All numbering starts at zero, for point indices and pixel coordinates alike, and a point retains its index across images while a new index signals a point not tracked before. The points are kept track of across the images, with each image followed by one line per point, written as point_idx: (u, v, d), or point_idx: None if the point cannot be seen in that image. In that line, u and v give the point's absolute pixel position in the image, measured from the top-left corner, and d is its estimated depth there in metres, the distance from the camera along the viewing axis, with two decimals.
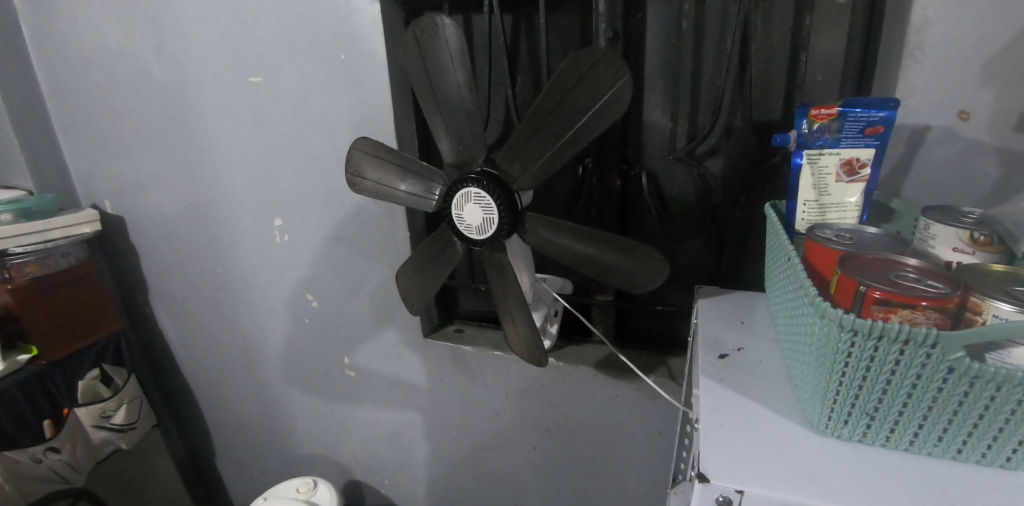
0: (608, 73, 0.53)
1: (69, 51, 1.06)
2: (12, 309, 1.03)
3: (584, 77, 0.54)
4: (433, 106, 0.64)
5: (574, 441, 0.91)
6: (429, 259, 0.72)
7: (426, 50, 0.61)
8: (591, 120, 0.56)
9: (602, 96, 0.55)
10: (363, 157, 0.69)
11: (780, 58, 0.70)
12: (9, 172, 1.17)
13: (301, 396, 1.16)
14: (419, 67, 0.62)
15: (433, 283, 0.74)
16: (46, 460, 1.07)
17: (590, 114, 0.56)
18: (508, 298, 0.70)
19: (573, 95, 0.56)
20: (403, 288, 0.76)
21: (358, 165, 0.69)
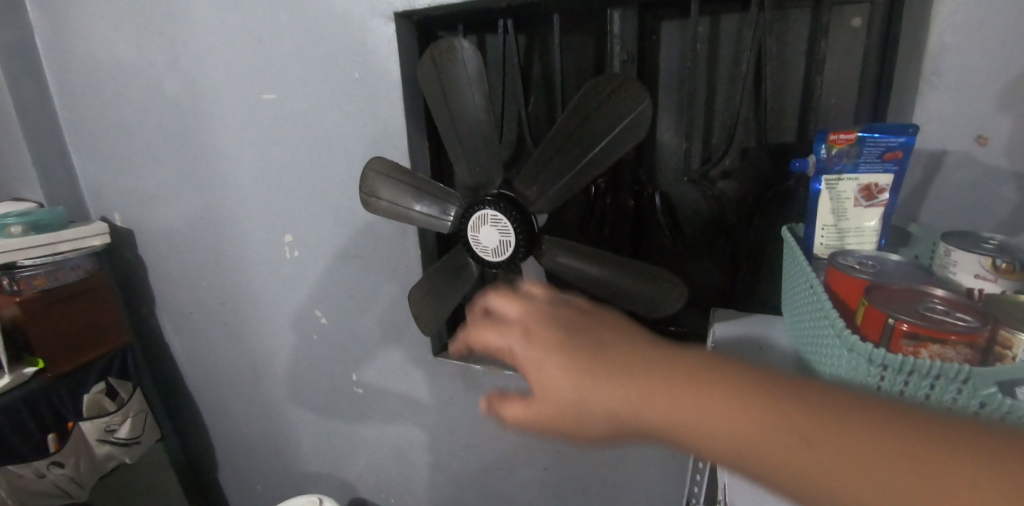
0: (628, 99, 0.53)
1: (82, 66, 1.07)
2: (20, 322, 1.03)
3: (604, 102, 0.55)
4: (450, 130, 0.64)
5: (585, 462, 0.90)
6: (443, 280, 0.72)
7: (445, 73, 0.61)
8: (610, 145, 0.56)
9: (621, 121, 0.55)
10: (378, 177, 0.69)
11: (793, 82, 0.71)
12: (21, 184, 1.18)
13: (307, 412, 1.15)
14: (436, 90, 0.62)
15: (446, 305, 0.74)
16: (49, 475, 1.06)
17: (609, 139, 0.56)
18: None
19: (593, 119, 0.56)
20: (415, 309, 0.75)
21: (372, 186, 0.69)
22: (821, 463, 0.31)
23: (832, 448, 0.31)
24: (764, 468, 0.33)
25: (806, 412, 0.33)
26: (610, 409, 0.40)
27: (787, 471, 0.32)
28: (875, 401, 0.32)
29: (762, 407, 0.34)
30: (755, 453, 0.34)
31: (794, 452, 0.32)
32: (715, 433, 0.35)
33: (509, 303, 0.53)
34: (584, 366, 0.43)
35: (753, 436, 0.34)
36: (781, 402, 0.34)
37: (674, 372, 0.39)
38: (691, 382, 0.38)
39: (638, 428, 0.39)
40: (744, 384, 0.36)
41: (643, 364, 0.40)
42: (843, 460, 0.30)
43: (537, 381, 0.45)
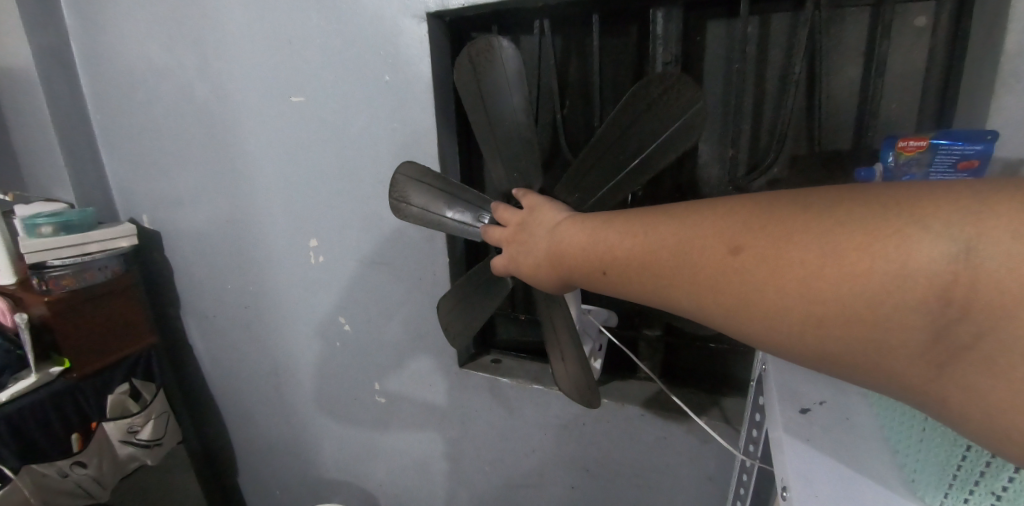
0: (680, 99, 0.50)
1: (114, 68, 1.08)
2: (49, 322, 1.03)
3: (653, 103, 0.51)
4: (487, 133, 0.61)
5: (616, 483, 0.86)
6: (475, 289, 0.69)
7: (482, 72, 0.58)
8: (659, 149, 0.53)
9: (671, 124, 0.51)
10: (409, 182, 0.66)
11: (850, 85, 0.66)
12: (55, 185, 1.20)
13: (329, 419, 1.13)
14: (473, 90, 0.60)
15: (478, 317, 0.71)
16: (73, 475, 1.05)
17: (657, 144, 0.53)
18: (559, 333, 0.66)
19: (641, 121, 0.53)
20: (443, 323, 0.72)
21: (403, 191, 0.66)
22: (766, 283, 0.31)
23: (776, 267, 0.31)
24: (726, 309, 0.34)
25: (752, 234, 0.32)
26: (598, 273, 0.42)
27: (744, 300, 0.32)
28: (825, 200, 0.31)
29: (714, 240, 0.34)
30: (716, 292, 0.34)
31: (746, 278, 0.32)
32: (632, 271, 0.39)
33: (510, 216, 0.56)
34: (573, 249, 0.44)
35: (712, 278, 0.34)
36: (729, 230, 0.33)
37: (634, 225, 0.40)
38: (655, 232, 0.37)
39: (623, 291, 0.41)
40: (704, 221, 0.35)
41: (612, 223, 0.42)
42: (728, 274, 0.33)
43: (542, 271, 0.49)
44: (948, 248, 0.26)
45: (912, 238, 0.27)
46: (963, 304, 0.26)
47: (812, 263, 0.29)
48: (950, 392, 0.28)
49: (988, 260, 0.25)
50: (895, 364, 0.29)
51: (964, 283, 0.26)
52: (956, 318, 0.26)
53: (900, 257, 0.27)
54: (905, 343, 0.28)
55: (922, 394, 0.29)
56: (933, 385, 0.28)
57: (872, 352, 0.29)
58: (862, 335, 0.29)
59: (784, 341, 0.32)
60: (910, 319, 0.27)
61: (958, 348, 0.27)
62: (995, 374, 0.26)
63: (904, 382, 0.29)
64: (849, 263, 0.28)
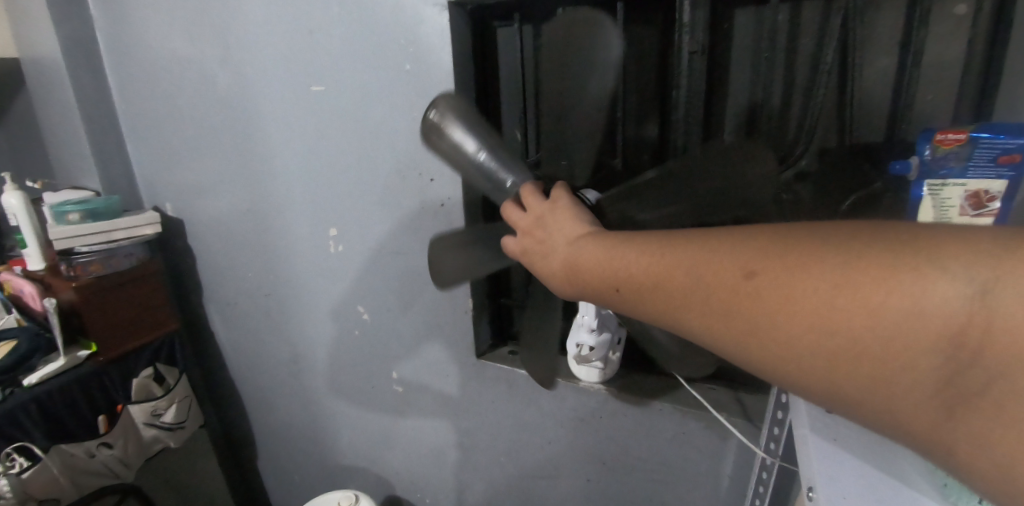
0: (751, 162, 0.60)
1: (137, 58, 1.10)
2: (76, 306, 1.06)
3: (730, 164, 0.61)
4: (554, 102, 0.60)
5: (630, 477, 0.86)
6: (478, 245, 0.66)
7: (577, 39, 0.56)
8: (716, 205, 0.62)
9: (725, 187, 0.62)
10: (450, 115, 0.59)
11: (885, 75, 0.64)
12: (83, 173, 1.23)
13: (346, 406, 1.15)
14: (558, 53, 0.57)
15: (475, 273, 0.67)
16: (99, 455, 1.09)
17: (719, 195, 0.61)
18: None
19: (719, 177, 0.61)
20: (432, 257, 0.69)
21: (438, 126, 0.59)
22: (778, 313, 0.30)
23: (790, 297, 0.30)
24: (734, 335, 0.33)
25: (766, 261, 0.31)
26: (613, 290, 0.41)
27: (754, 328, 0.31)
28: (842, 233, 0.30)
29: (727, 265, 0.33)
30: (725, 318, 0.33)
31: (757, 303, 0.31)
32: (644, 289, 0.38)
33: (532, 204, 0.54)
34: (587, 261, 0.44)
35: (723, 303, 0.33)
36: (743, 255, 0.32)
37: (649, 244, 0.39)
38: (669, 253, 0.37)
39: (633, 310, 0.41)
40: (721, 244, 0.34)
41: (628, 241, 0.41)
42: (741, 300, 0.32)
43: (554, 276, 0.49)
44: (965, 288, 0.25)
45: (928, 277, 0.26)
46: (976, 347, 0.25)
47: (825, 293, 0.28)
48: (954, 437, 0.27)
49: (1003, 305, 0.24)
50: (902, 407, 0.28)
51: (979, 325, 0.25)
52: (969, 363, 0.26)
53: (914, 296, 0.26)
54: (915, 385, 0.27)
55: (925, 439, 0.29)
56: (939, 428, 0.28)
57: (879, 393, 0.28)
58: (873, 373, 0.28)
59: (792, 374, 0.31)
60: (922, 360, 0.26)
61: (968, 394, 0.26)
62: (1004, 422, 0.25)
63: (908, 427, 0.29)
64: (865, 298, 0.27)
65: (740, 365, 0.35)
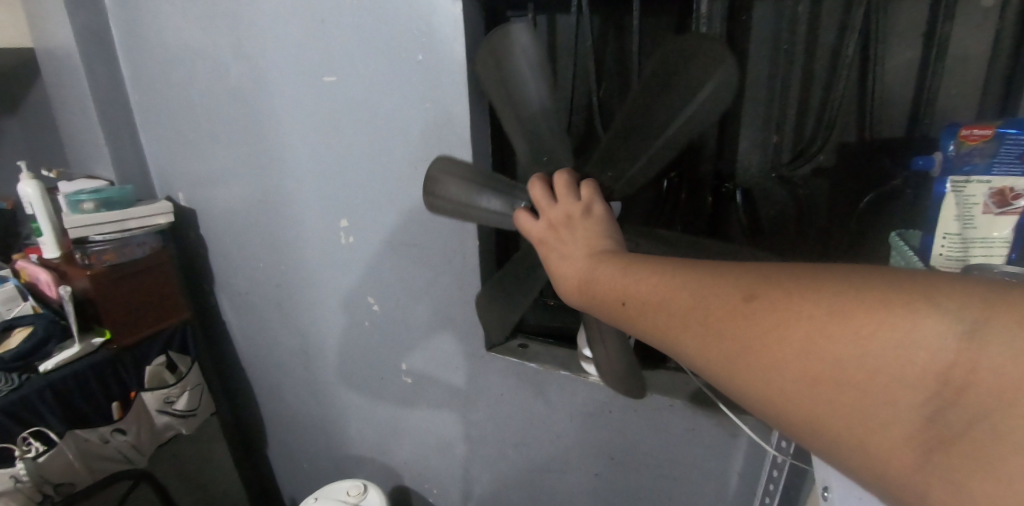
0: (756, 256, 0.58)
1: (150, 48, 1.10)
2: (91, 293, 1.07)
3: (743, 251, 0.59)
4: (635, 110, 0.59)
5: (639, 472, 0.86)
6: (487, 196, 0.62)
7: (687, 64, 0.54)
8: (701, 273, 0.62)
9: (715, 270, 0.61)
10: (525, 57, 0.57)
11: (908, 69, 0.62)
12: (97, 162, 1.24)
13: (356, 397, 1.16)
14: (668, 66, 0.55)
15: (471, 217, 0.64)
16: (113, 441, 1.10)
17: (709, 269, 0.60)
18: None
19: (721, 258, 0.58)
20: (432, 174, 0.65)
21: (505, 51, 0.57)
22: (767, 335, 0.30)
23: (781, 320, 0.29)
24: (724, 355, 0.32)
25: (767, 285, 0.31)
26: (619, 304, 0.41)
27: (743, 350, 0.31)
28: (845, 267, 0.29)
29: (729, 289, 0.33)
30: (718, 338, 0.32)
31: (750, 325, 0.31)
32: (645, 307, 0.38)
33: (564, 197, 0.53)
34: (599, 274, 0.44)
35: (716, 322, 0.33)
36: (747, 281, 0.32)
37: (659, 266, 0.39)
38: (675, 274, 0.37)
39: (628, 325, 0.41)
40: (730, 270, 0.34)
41: (640, 261, 0.41)
42: (737, 321, 0.31)
43: (560, 280, 0.49)
44: (954, 326, 0.24)
45: (919, 311, 0.25)
46: (961, 388, 0.24)
47: (816, 319, 0.28)
48: (928, 486, 0.26)
49: (991, 345, 0.23)
50: (879, 446, 0.27)
51: (965, 365, 0.24)
52: (954, 403, 0.24)
53: (903, 329, 0.25)
54: (898, 424, 0.26)
55: (902, 487, 0.27)
56: (914, 475, 0.26)
57: (858, 428, 0.27)
58: (853, 406, 0.27)
59: (775, 401, 0.30)
60: (903, 396, 0.25)
61: (950, 438, 0.25)
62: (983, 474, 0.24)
63: (885, 472, 0.27)
64: (852, 326, 0.27)
65: (726, 390, 0.34)
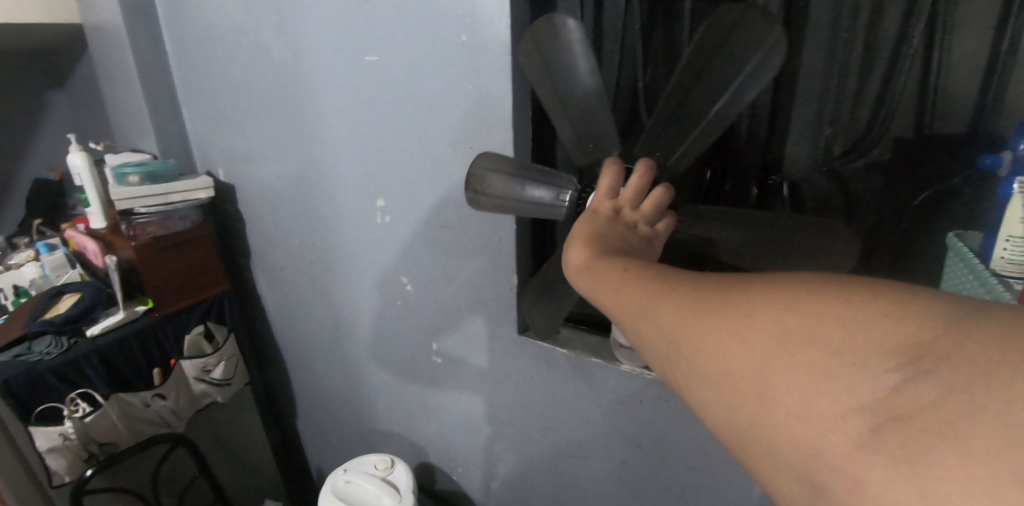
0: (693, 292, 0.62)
1: (194, 25, 1.12)
2: (135, 263, 1.12)
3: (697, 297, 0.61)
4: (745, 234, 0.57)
5: (667, 462, 0.86)
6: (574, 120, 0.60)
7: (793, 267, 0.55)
8: None
9: None
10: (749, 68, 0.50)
11: (976, 63, 0.59)
12: (142, 137, 1.28)
13: (385, 375, 1.18)
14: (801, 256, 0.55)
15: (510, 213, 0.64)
16: (153, 405, 1.15)
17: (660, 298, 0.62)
18: None
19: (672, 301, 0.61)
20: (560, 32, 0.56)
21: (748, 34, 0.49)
22: (753, 300, 0.29)
23: (779, 283, 0.29)
24: (703, 313, 0.31)
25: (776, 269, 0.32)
26: (622, 271, 0.41)
27: (727, 305, 0.30)
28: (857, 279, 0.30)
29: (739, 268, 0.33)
30: (706, 296, 0.32)
31: (746, 287, 0.31)
32: (647, 275, 0.38)
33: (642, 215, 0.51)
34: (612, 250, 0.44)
35: (709, 292, 0.32)
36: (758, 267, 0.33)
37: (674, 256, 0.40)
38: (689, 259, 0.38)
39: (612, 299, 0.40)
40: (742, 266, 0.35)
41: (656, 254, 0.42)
42: (733, 285, 0.31)
43: (569, 250, 0.48)
44: (946, 312, 0.24)
45: (916, 297, 0.25)
46: (937, 361, 0.23)
47: (815, 284, 0.28)
48: (868, 473, 0.23)
49: (976, 331, 0.23)
50: (828, 414, 0.24)
51: (946, 342, 0.23)
52: (924, 375, 0.23)
53: (897, 303, 0.25)
54: (857, 388, 0.24)
55: (839, 476, 0.24)
56: (859, 451, 0.23)
57: (814, 394, 0.25)
58: (816, 366, 0.25)
59: (738, 364, 0.29)
60: (874, 360, 0.24)
61: (904, 415, 0.23)
62: (941, 450, 0.22)
63: (828, 452, 0.24)
64: (844, 295, 0.27)
65: (682, 364, 0.32)
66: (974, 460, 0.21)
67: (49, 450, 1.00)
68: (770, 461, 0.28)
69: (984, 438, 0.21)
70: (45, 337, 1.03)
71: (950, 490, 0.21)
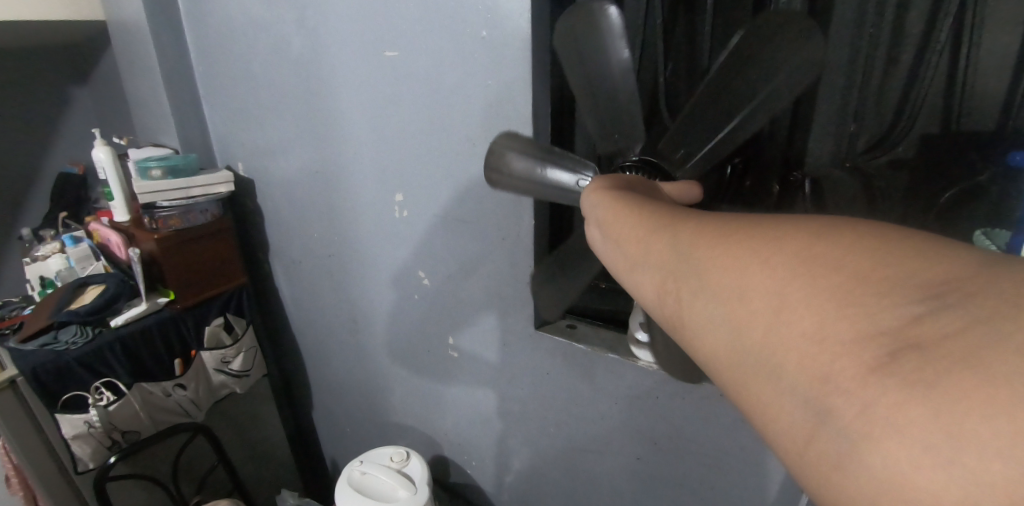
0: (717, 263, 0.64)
1: (215, 23, 1.14)
2: (157, 256, 1.14)
3: None
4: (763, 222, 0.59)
5: (683, 459, 0.86)
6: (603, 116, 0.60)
7: None
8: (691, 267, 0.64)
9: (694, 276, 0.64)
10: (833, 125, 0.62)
11: (1005, 58, 0.58)
12: (164, 131, 1.30)
13: (402, 367, 1.20)
14: None
15: (513, 168, 0.61)
16: (174, 395, 1.18)
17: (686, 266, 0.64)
18: None
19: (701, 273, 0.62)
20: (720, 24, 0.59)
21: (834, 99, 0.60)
22: (777, 233, 0.29)
23: (808, 222, 0.29)
24: (725, 244, 0.30)
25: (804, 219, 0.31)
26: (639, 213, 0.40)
27: (750, 237, 0.29)
28: None
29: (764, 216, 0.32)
30: (729, 231, 0.31)
31: (772, 223, 0.30)
32: (667, 215, 0.37)
33: None
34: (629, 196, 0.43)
35: (731, 226, 0.32)
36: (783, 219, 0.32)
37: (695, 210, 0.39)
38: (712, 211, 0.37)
39: (623, 235, 0.39)
40: None
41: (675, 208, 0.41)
42: (759, 221, 0.31)
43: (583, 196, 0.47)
44: (971, 260, 0.23)
45: (948, 247, 0.25)
46: (968, 294, 0.22)
47: (846, 225, 0.27)
48: (878, 395, 0.21)
49: (1009, 275, 0.22)
50: (843, 334, 0.23)
51: (977, 281, 0.22)
52: (950, 305, 0.22)
53: (929, 248, 0.25)
54: (878, 311, 0.23)
55: (843, 402, 0.23)
56: (871, 373, 0.22)
57: (828, 314, 0.24)
58: (836, 289, 0.24)
59: (752, 286, 0.27)
60: (900, 287, 0.23)
61: (923, 341, 0.22)
62: (962, 375, 0.20)
63: (836, 373, 0.23)
64: (873, 234, 0.26)
65: (691, 296, 0.31)
66: (1000, 380, 0.19)
67: (74, 436, 1.03)
68: (769, 397, 0.26)
69: (1008, 363, 0.19)
70: (70, 326, 1.05)
71: (968, 413, 0.19)
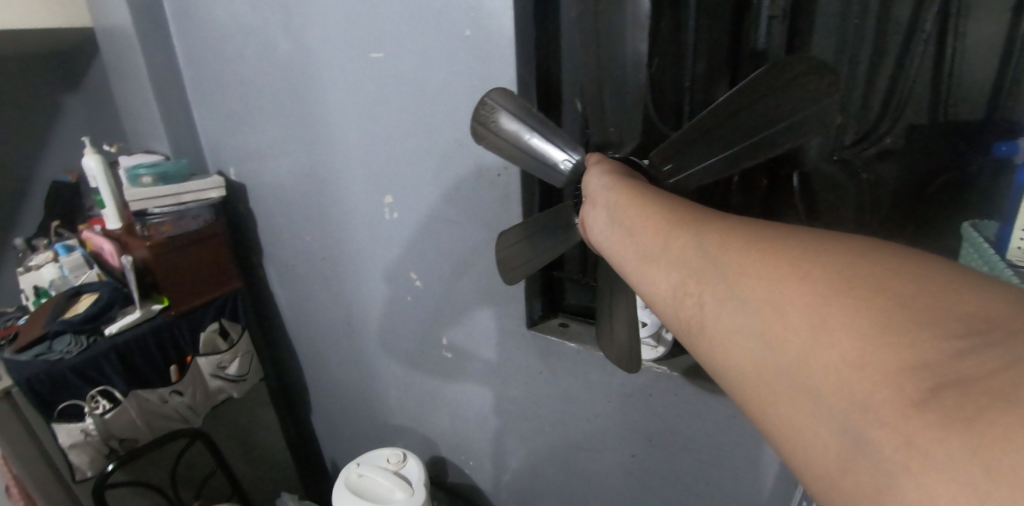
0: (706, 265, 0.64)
1: (201, 26, 1.13)
2: (149, 263, 1.14)
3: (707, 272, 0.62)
4: None
5: (678, 456, 0.86)
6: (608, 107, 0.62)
7: None
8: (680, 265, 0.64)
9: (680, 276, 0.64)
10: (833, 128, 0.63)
11: (993, 49, 0.58)
12: (154, 137, 1.30)
13: (396, 369, 1.20)
14: None
15: (502, 126, 0.59)
16: (171, 401, 1.18)
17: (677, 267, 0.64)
18: (616, 298, 0.65)
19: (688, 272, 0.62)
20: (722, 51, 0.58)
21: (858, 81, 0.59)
22: (818, 253, 0.29)
23: (850, 244, 0.29)
24: (764, 259, 0.31)
25: None
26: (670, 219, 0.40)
27: (791, 255, 0.30)
28: None
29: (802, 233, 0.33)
30: (768, 245, 0.32)
31: (813, 241, 0.30)
32: (699, 222, 0.38)
33: None
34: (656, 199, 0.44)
35: (770, 241, 0.32)
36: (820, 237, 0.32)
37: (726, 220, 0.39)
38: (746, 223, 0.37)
39: (654, 242, 0.39)
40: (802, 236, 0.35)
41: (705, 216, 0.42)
42: (798, 237, 0.31)
43: (606, 199, 0.48)
44: (1010, 297, 0.24)
45: (989, 283, 0.25)
46: (1012, 332, 0.22)
47: (888, 252, 0.28)
48: (918, 429, 0.22)
49: None
50: (886, 363, 0.23)
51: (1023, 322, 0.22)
52: (994, 343, 0.22)
53: (974, 282, 0.25)
54: (922, 342, 0.23)
55: (880, 433, 0.23)
56: (912, 407, 0.22)
57: (870, 341, 0.24)
58: (879, 316, 0.25)
59: (792, 305, 0.28)
60: (945, 321, 0.23)
61: (966, 378, 0.22)
62: (1002, 417, 0.20)
63: (875, 404, 0.23)
64: (918, 265, 0.26)
65: (727, 310, 0.32)
66: None
67: (71, 445, 1.02)
68: (800, 419, 0.27)
69: None
70: (64, 336, 1.06)
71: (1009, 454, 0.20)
